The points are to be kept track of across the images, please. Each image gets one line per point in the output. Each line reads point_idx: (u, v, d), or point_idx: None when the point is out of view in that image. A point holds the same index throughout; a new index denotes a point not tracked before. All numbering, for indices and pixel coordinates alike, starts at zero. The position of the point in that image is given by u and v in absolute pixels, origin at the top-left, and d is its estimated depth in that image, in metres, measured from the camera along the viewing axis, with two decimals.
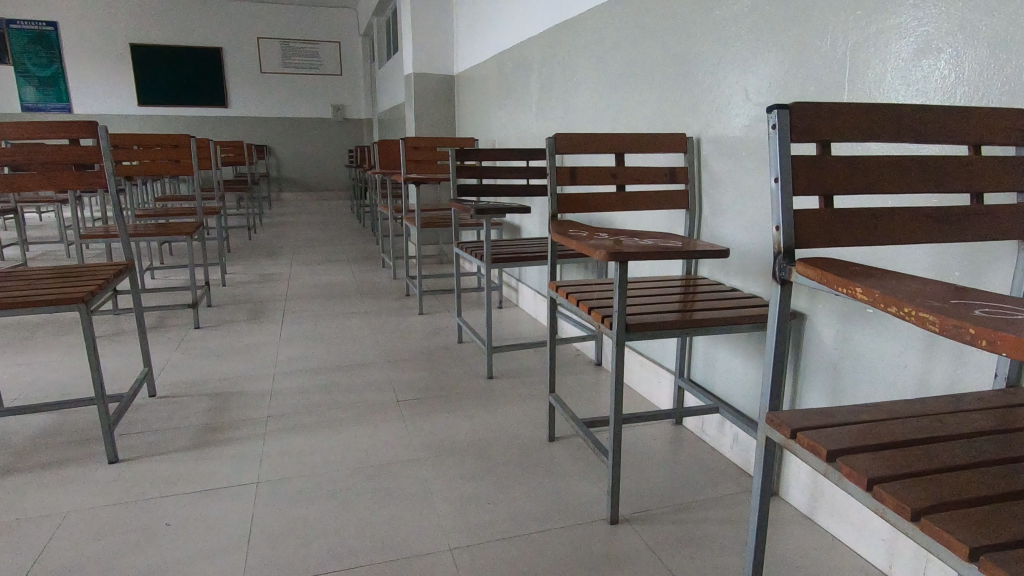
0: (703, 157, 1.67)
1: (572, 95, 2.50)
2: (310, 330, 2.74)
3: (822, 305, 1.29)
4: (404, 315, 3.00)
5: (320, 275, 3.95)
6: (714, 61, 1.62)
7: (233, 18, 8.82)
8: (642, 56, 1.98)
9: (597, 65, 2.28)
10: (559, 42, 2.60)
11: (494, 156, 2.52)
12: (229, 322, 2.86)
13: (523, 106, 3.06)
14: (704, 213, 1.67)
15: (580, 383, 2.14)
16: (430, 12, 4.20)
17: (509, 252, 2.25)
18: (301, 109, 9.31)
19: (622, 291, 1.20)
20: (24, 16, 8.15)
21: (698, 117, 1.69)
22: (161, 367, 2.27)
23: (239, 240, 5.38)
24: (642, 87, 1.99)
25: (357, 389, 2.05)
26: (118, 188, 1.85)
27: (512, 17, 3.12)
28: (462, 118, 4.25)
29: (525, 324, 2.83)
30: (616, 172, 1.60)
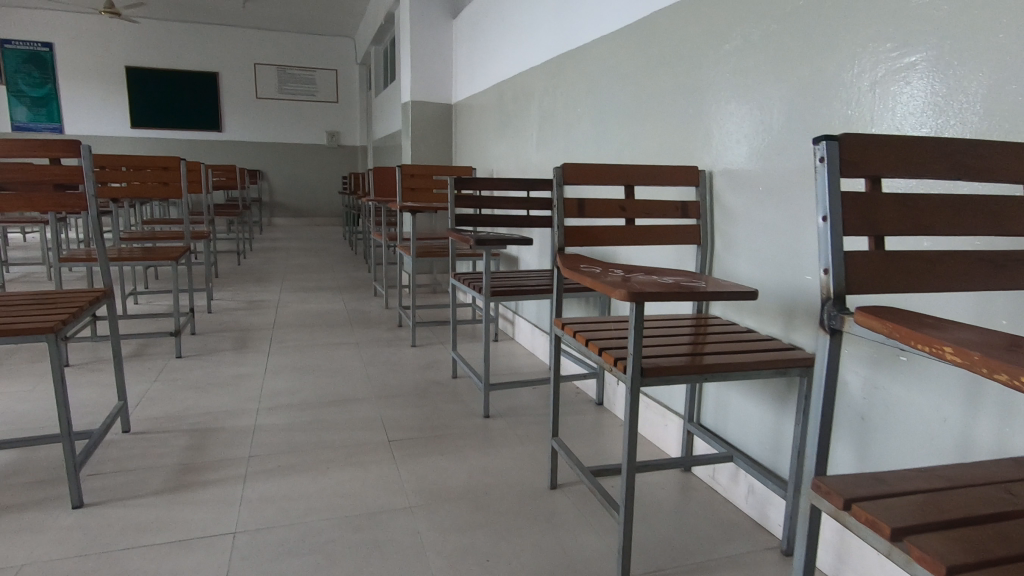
0: (716, 191, 1.60)
1: (576, 126, 2.45)
2: (297, 362, 2.63)
3: (849, 350, 1.21)
4: (396, 347, 2.90)
5: (310, 303, 3.85)
6: (727, 93, 1.57)
7: (231, 43, 8.85)
8: (649, 88, 1.93)
9: (601, 96, 2.24)
10: (561, 73, 2.57)
11: (493, 186, 2.46)
12: (213, 352, 2.74)
13: (523, 136, 3.02)
14: (717, 249, 1.60)
15: (581, 424, 2.04)
16: (429, 40, 4.19)
17: (508, 285, 2.17)
18: (296, 134, 9.30)
19: (638, 333, 1.12)
20: (19, 37, 8.14)
21: (710, 150, 1.63)
22: (138, 399, 2.15)
23: (227, 265, 5.27)
24: (649, 119, 1.94)
25: (347, 427, 1.94)
26: (100, 210, 1.75)
27: (515, 47, 3.09)
28: (459, 147, 4.21)
29: (521, 360, 2.73)
30: (625, 204, 1.53)
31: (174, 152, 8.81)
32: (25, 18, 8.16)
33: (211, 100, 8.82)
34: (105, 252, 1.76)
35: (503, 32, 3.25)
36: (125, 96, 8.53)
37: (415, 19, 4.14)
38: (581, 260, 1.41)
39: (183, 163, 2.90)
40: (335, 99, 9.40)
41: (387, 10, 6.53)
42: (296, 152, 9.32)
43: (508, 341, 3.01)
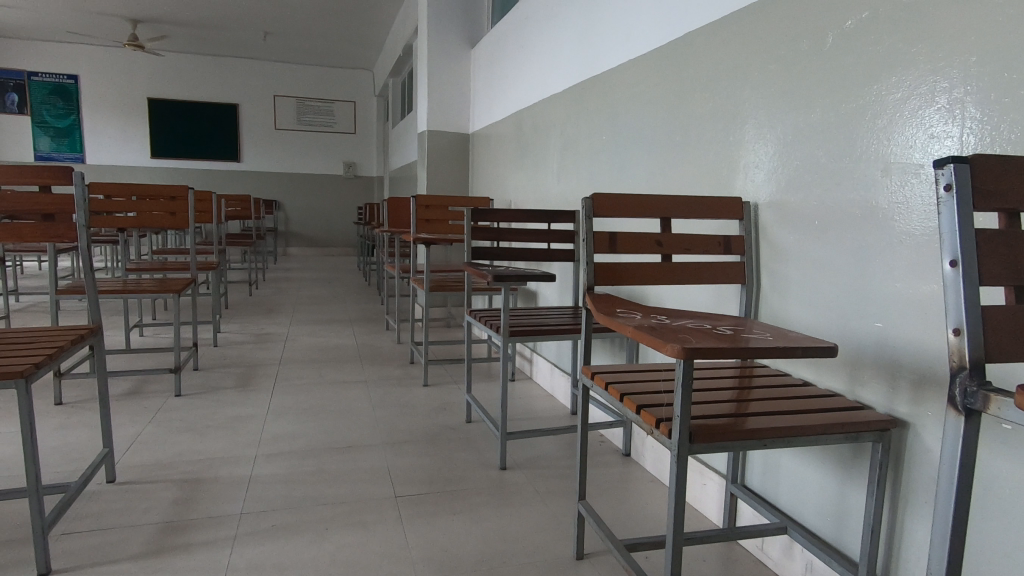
0: (762, 224, 1.44)
1: (600, 154, 2.31)
2: (302, 401, 2.48)
3: (933, 413, 1.03)
4: (407, 386, 2.73)
5: (320, 337, 3.72)
6: (773, 118, 1.41)
7: (252, 76, 8.96)
8: (682, 113, 1.79)
9: (628, 123, 2.10)
10: (584, 100, 2.45)
11: (512, 217, 2.32)
12: (214, 390, 2.59)
13: (543, 166, 2.89)
14: (764, 289, 1.43)
15: (607, 478, 1.86)
16: (447, 70, 4.13)
17: (528, 323, 2.01)
18: (313, 165, 9.32)
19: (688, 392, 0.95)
20: (45, 69, 8.29)
21: (754, 179, 1.48)
22: (130, 443, 2.00)
23: (239, 296, 5.18)
24: (681, 147, 1.79)
25: (351, 479, 1.77)
26: (91, 241, 1.62)
27: (535, 74, 2.99)
28: (475, 177, 4.11)
29: (540, 402, 2.55)
30: (661, 238, 1.37)
31: (192, 182, 8.85)
32: (53, 52, 8.33)
33: (230, 131, 8.89)
34: (95, 286, 1.63)
35: (523, 60, 3.15)
36: (146, 126, 8.62)
37: (433, 49, 4.09)
38: (614, 302, 1.25)
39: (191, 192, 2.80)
40: (352, 130, 9.44)
41: (406, 42, 6.54)
42: (313, 183, 9.33)
43: (526, 381, 2.83)
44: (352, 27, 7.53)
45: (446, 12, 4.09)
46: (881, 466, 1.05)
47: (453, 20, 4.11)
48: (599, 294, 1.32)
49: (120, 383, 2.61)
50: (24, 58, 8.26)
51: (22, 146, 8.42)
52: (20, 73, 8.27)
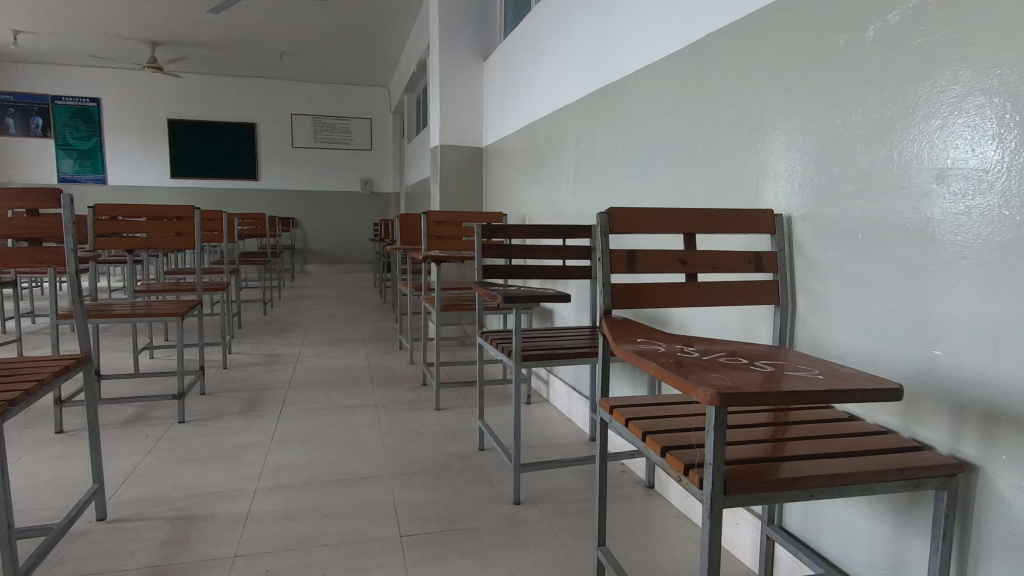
0: (796, 239, 1.31)
1: (617, 167, 2.20)
2: (309, 428, 2.38)
3: (1010, 456, 0.88)
4: (418, 410, 2.62)
5: (331, 357, 3.63)
6: (808, 124, 1.28)
7: (269, 95, 9.03)
8: (704, 120, 1.66)
9: (646, 133, 1.98)
10: (599, 109, 2.34)
11: (524, 233, 2.21)
12: (218, 416, 2.50)
13: (557, 179, 2.79)
14: (800, 311, 1.29)
15: (629, 514, 1.72)
16: (459, 84, 4.07)
17: (542, 346, 1.89)
18: (330, 182, 9.34)
19: (722, 441, 0.82)
20: (69, 93, 8.44)
21: (787, 189, 1.34)
22: (126, 476, 1.91)
23: (253, 315, 5.13)
24: (704, 157, 1.67)
25: (354, 516, 1.66)
26: (80, 266, 1.54)
27: (548, 85, 2.90)
28: (489, 192, 4.01)
29: (556, 427, 2.42)
30: (685, 256, 1.25)
31: (211, 201, 8.91)
32: (76, 76, 8.48)
33: (248, 150, 8.95)
34: (84, 312, 1.55)
35: (535, 71, 3.06)
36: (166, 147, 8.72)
37: (445, 63, 4.03)
38: (635, 332, 1.13)
39: (197, 212, 2.74)
40: (368, 147, 9.45)
41: (419, 58, 6.53)
42: (329, 200, 9.34)
43: (542, 405, 2.70)
44: (367, 44, 7.56)
45: (458, 26, 4.03)
46: (946, 517, 0.90)
47: (465, 33, 4.05)
48: (617, 318, 1.19)
49: (124, 409, 2.54)
50: (48, 83, 8.41)
51: (45, 169, 8.55)
52: (44, 98, 8.42)
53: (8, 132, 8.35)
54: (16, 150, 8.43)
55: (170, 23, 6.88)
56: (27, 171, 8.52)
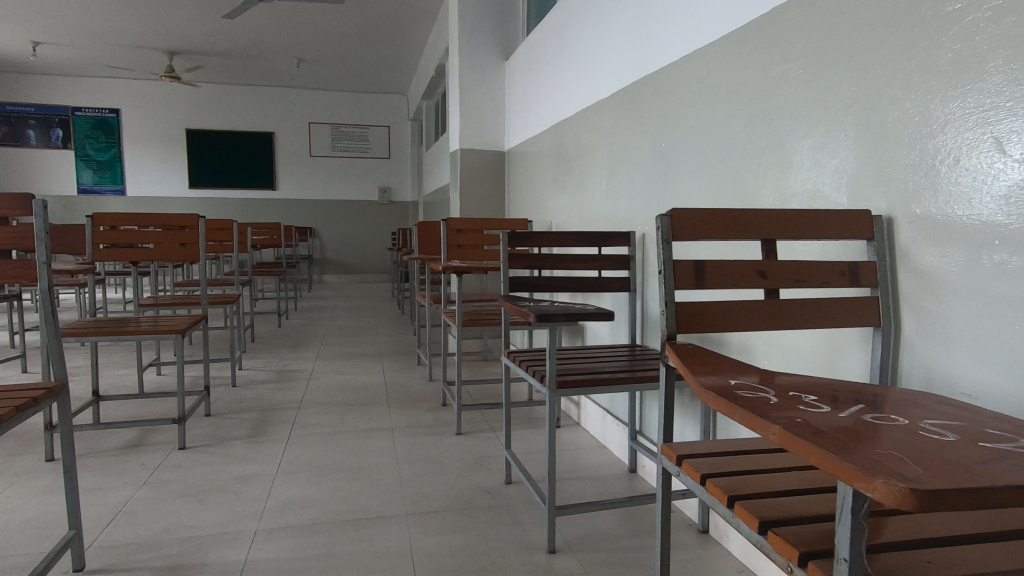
0: (898, 244, 1.07)
1: (654, 166, 1.96)
2: (319, 456, 2.18)
3: None
4: (438, 435, 2.40)
5: (346, 374, 3.43)
6: (907, 107, 1.05)
7: (287, 104, 8.95)
8: (763, 111, 1.43)
9: (689, 127, 1.75)
10: (634, 103, 2.12)
11: (555, 241, 1.98)
12: (222, 441, 2.31)
13: (587, 181, 2.56)
14: (905, 332, 1.05)
15: (683, 567, 1.47)
16: (480, 85, 3.87)
17: (577, 369, 1.65)
18: (348, 191, 9.21)
19: (861, 544, 0.59)
20: (89, 104, 8.44)
21: (884, 184, 1.10)
22: (114, 515, 1.72)
23: (268, 327, 4.97)
24: (763, 153, 1.43)
25: (364, 568, 1.44)
26: (53, 281, 1.37)
27: (576, 80, 2.68)
28: (511, 198, 3.80)
29: (590, 455, 2.18)
30: (765, 268, 1.02)
31: (229, 211, 8.83)
32: (96, 87, 8.46)
33: (266, 159, 8.87)
34: (58, 335, 1.37)
35: (563, 66, 2.84)
36: (184, 157, 8.67)
37: (465, 64, 3.83)
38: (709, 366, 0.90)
39: (202, 221, 2.56)
40: (387, 155, 9.31)
41: (438, 63, 6.36)
42: (347, 209, 9.22)
43: (573, 429, 2.47)
44: (385, 51, 7.42)
45: (478, 25, 3.84)
46: None
47: (485, 32, 3.86)
48: (683, 345, 0.96)
49: (123, 434, 2.36)
50: (68, 94, 8.41)
51: (65, 180, 8.53)
52: (64, 109, 8.41)
53: (29, 144, 8.35)
54: (38, 162, 8.44)
55: (187, 32, 6.81)
56: (47, 183, 8.51)
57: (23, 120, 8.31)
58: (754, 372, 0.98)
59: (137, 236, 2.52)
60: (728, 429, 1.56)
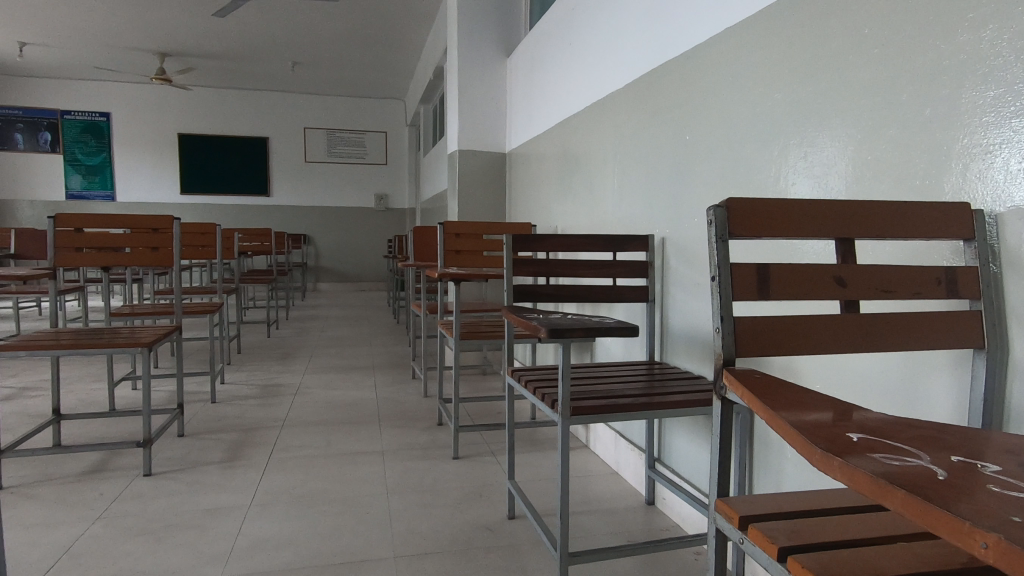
0: (1007, 245, 0.85)
1: (673, 162, 1.76)
2: (299, 484, 1.95)
3: None
4: (432, 459, 2.18)
5: (336, 389, 3.21)
6: (1013, 78, 0.84)
7: (282, 108, 8.77)
8: (810, 94, 1.22)
9: (717, 118, 1.54)
10: (649, 93, 1.92)
11: (566, 244, 1.77)
12: (194, 466, 2.08)
13: (597, 181, 2.35)
14: (1016, 355, 0.83)
15: None
16: (480, 83, 3.68)
17: (591, 392, 1.43)
18: (344, 198, 9.02)
19: None
20: (79, 108, 8.24)
21: (984, 169, 0.89)
22: (58, 558, 1.49)
23: (257, 337, 4.75)
24: (810, 145, 1.22)
25: None
26: None
27: (584, 74, 2.48)
28: (513, 201, 3.60)
29: (602, 484, 1.97)
30: (843, 274, 0.81)
31: (222, 218, 8.62)
32: (85, 90, 8.27)
33: (260, 165, 8.67)
34: None
35: (570, 58, 2.65)
36: (176, 162, 8.46)
37: (464, 60, 3.64)
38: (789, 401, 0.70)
39: (179, 223, 2.36)
40: (384, 161, 9.12)
41: (436, 65, 6.19)
42: (343, 216, 9.01)
43: (581, 453, 2.25)
44: (382, 53, 7.23)
45: (478, 21, 3.66)
46: None
47: (486, 28, 3.67)
48: (749, 374, 0.76)
49: (84, 457, 2.13)
50: (57, 97, 8.21)
51: (53, 185, 8.32)
52: (53, 112, 8.22)
53: (16, 148, 8.15)
54: (25, 166, 8.24)
55: (179, 32, 6.62)
56: (35, 188, 8.30)
57: (10, 123, 8.10)
58: (828, 405, 0.77)
59: (106, 238, 2.33)
60: (767, 461, 1.35)
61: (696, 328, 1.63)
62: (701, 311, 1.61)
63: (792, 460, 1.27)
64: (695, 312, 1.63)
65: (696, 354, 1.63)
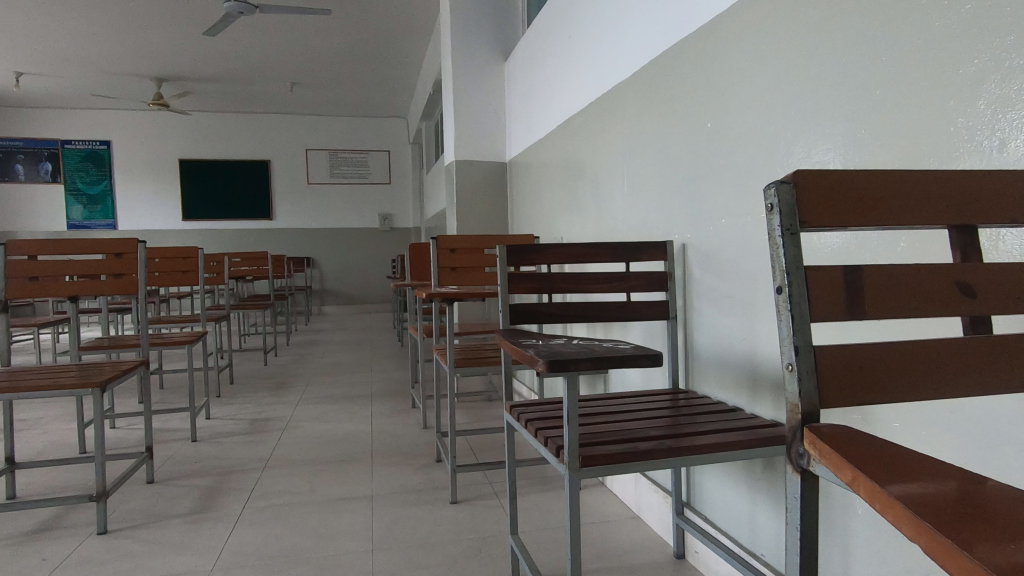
0: None
1: (691, 157, 1.51)
2: (272, 540, 1.70)
3: None
4: (427, 504, 1.92)
5: (329, 421, 2.97)
6: None
7: (283, 130, 8.66)
8: (864, 60, 0.97)
9: (743, 102, 1.29)
10: (658, 81, 1.68)
11: (570, 254, 1.52)
12: (158, 520, 1.84)
13: (604, 184, 2.11)
14: None
15: None
16: (477, 90, 3.46)
17: (604, 433, 1.16)
18: (348, 218, 8.85)
19: None
20: (79, 137, 8.18)
21: None
22: None
23: (253, 365, 4.53)
24: (866, 124, 0.97)
25: None
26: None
27: (586, 67, 2.25)
28: (515, 213, 3.36)
29: (621, 532, 1.70)
30: (968, 279, 0.61)
31: (224, 243, 8.48)
32: (86, 119, 8.21)
33: (262, 188, 8.53)
34: None
35: (570, 53, 2.41)
36: (178, 188, 8.36)
37: (459, 65, 3.44)
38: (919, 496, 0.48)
39: (144, 246, 2.18)
40: (388, 180, 8.96)
41: (435, 78, 6.00)
42: (347, 237, 8.84)
43: (597, 493, 1.98)
44: (381, 70, 7.08)
45: (472, 23, 3.46)
46: None
47: (482, 31, 3.47)
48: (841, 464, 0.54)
49: (36, 513, 1.89)
50: (58, 127, 8.15)
51: (55, 216, 8.24)
52: (54, 142, 8.16)
53: (18, 179, 8.08)
54: (27, 197, 8.15)
55: (175, 56, 6.50)
56: (37, 218, 8.21)
57: (11, 155, 8.05)
58: (945, 474, 0.53)
59: (64, 263, 2.14)
60: (826, 516, 1.07)
61: (728, 349, 1.37)
62: (733, 330, 1.35)
63: (861, 518, 0.99)
64: (728, 331, 1.37)
65: (730, 380, 1.36)
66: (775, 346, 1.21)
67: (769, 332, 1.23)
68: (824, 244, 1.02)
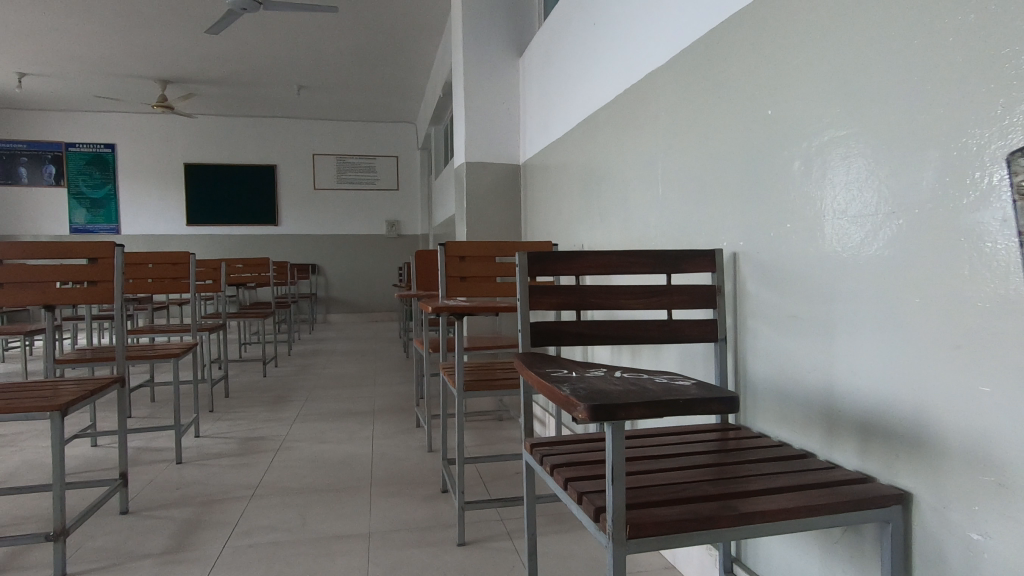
0: None
1: (742, 151, 1.29)
2: None
3: None
4: (431, 546, 1.70)
5: (327, 440, 2.75)
6: None
7: (290, 134, 8.50)
8: (999, 12, 0.74)
9: (816, 82, 1.07)
10: (699, 65, 1.46)
11: (601, 265, 1.29)
12: (127, 562, 1.62)
13: (631, 186, 1.89)
14: None
15: None
16: (490, 89, 3.26)
17: (650, 488, 0.92)
18: (355, 225, 8.67)
19: None
20: (83, 140, 8.05)
21: None
22: None
23: (251, 377, 4.32)
24: (1005, 95, 0.74)
25: None
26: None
27: (613, 59, 2.03)
28: (529, 218, 3.15)
29: None
30: None
31: (228, 249, 8.31)
32: (91, 122, 8.09)
33: (267, 194, 8.37)
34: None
35: (593, 44, 2.20)
36: (182, 192, 8.21)
37: (471, 62, 3.23)
38: None
39: (120, 250, 1.98)
40: (395, 186, 8.79)
41: (445, 81, 5.81)
42: (354, 244, 8.65)
43: None
44: (390, 73, 6.91)
45: (485, 18, 3.26)
46: None
47: (495, 26, 3.27)
48: None
49: None
50: (63, 130, 8.04)
51: (57, 220, 8.09)
52: (58, 145, 8.03)
53: (21, 182, 7.95)
54: (29, 200, 8.01)
55: (180, 57, 6.35)
56: (39, 222, 8.07)
57: (14, 158, 7.93)
58: None
59: (33, 268, 1.96)
60: None
61: (794, 381, 1.14)
62: (801, 358, 1.12)
63: None
64: (793, 359, 1.14)
65: (795, 418, 1.13)
66: (860, 378, 0.99)
67: (850, 359, 1.00)
68: (988, 245, 0.77)
